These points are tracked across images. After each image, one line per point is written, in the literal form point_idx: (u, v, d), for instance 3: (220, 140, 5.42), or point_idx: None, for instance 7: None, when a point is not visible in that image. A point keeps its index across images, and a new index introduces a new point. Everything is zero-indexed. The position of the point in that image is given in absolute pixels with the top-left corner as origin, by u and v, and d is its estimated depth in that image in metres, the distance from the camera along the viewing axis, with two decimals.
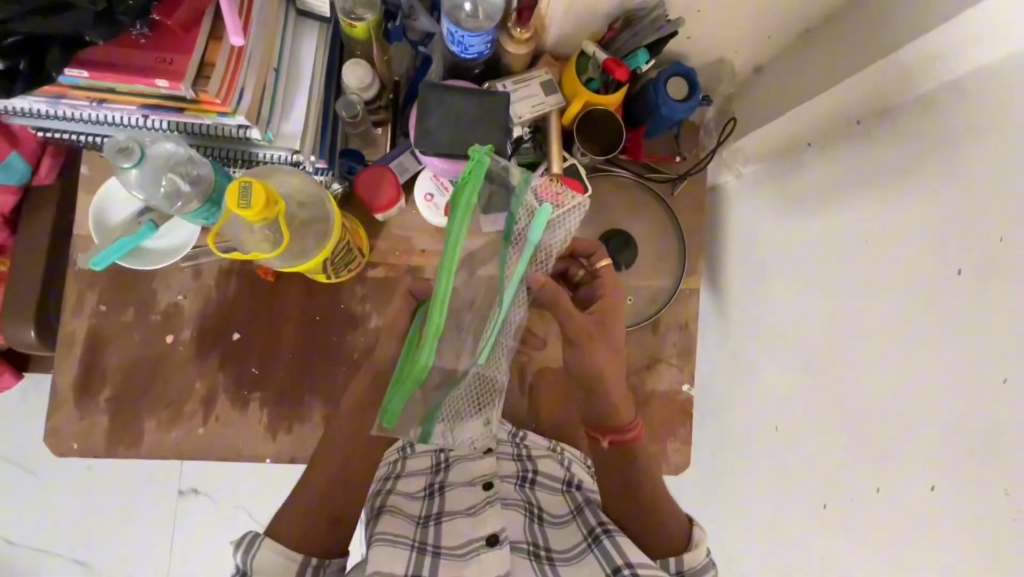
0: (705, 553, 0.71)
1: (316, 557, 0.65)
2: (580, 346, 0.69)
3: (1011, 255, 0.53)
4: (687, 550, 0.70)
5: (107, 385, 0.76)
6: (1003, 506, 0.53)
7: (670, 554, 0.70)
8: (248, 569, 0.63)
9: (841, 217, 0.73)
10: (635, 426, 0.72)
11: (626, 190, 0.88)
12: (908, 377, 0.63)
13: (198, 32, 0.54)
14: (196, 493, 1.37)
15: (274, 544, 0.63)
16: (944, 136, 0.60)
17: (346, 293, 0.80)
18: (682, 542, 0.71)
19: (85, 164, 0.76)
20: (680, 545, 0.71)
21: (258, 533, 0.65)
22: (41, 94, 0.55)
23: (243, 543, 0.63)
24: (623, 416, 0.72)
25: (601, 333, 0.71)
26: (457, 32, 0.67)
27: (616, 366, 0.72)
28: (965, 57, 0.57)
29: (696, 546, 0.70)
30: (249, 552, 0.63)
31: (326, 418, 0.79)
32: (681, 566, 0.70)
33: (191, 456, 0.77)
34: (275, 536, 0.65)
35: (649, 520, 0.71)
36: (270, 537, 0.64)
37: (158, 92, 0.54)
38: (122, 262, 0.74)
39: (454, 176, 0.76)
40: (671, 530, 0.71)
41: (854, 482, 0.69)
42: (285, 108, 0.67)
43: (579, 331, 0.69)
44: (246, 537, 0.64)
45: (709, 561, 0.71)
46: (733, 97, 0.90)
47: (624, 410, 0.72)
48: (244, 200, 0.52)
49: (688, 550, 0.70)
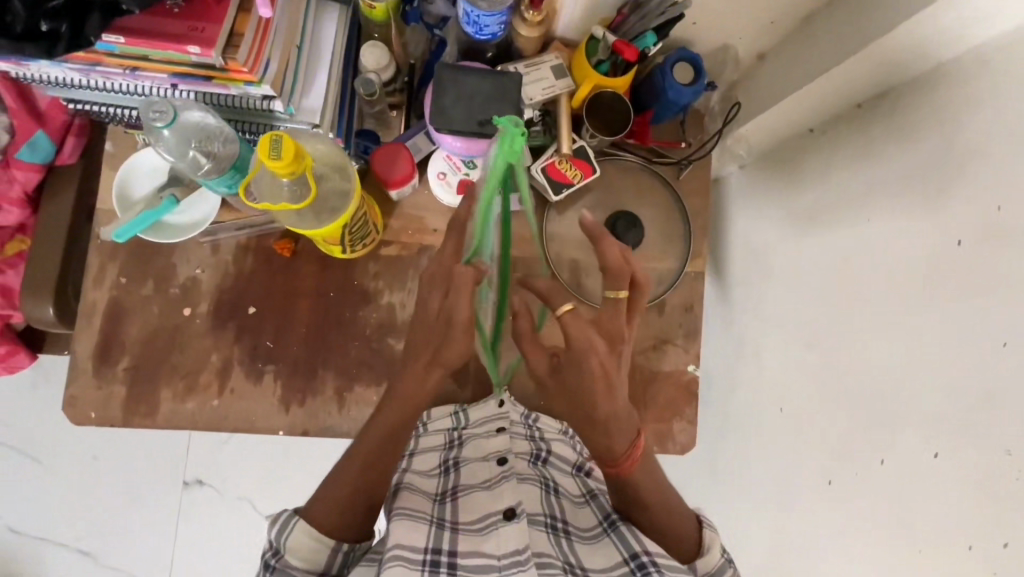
0: (720, 553, 0.69)
1: (347, 544, 0.65)
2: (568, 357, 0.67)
3: (1009, 222, 0.55)
4: (700, 556, 0.68)
5: (126, 355, 0.78)
6: (1006, 468, 0.54)
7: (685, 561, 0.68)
8: (282, 548, 0.63)
9: (844, 197, 0.75)
10: (628, 457, 0.66)
11: (632, 173, 0.91)
12: (911, 346, 0.64)
13: (227, 4, 0.57)
14: (201, 485, 1.37)
15: (308, 526, 0.63)
16: (945, 111, 0.62)
17: (360, 270, 0.82)
18: (694, 546, 0.68)
19: (110, 142, 0.79)
20: (694, 549, 0.68)
21: (293, 513, 0.65)
22: (78, 61, 0.58)
23: (278, 521, 0.64)
24: (614, 442, 0.66)
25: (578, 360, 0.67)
26: (473, 11, 0.70)
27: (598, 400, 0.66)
28: (964, 35, 0.59)
29: (709, 551, 0.68)
30: (284, 532, 0.63)
31: (338, 392, 0.80)
32: (696, 570, 0.68)
33: (205, 427, 0.79)
34: (310, 517, 0.64)
35: (665, 522, 0.67)
36: (304, 519, 0.64)
37: (189, 59, 0.58)
38: (144, 234, 0.77)
39: (466, 156, 0.78)
40: (686, 536, 0.68)
41: (858, 454, 0.70)
42: (306, 84, 0.70)
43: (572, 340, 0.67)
44: (282, 516, 0.64)
45: (726, 562, 0.69)
46: (738, 84, 0.92)
47: (614, 441, 0.66)
48: (275, 152, 0.55)
49: (702, 555, 0.68)
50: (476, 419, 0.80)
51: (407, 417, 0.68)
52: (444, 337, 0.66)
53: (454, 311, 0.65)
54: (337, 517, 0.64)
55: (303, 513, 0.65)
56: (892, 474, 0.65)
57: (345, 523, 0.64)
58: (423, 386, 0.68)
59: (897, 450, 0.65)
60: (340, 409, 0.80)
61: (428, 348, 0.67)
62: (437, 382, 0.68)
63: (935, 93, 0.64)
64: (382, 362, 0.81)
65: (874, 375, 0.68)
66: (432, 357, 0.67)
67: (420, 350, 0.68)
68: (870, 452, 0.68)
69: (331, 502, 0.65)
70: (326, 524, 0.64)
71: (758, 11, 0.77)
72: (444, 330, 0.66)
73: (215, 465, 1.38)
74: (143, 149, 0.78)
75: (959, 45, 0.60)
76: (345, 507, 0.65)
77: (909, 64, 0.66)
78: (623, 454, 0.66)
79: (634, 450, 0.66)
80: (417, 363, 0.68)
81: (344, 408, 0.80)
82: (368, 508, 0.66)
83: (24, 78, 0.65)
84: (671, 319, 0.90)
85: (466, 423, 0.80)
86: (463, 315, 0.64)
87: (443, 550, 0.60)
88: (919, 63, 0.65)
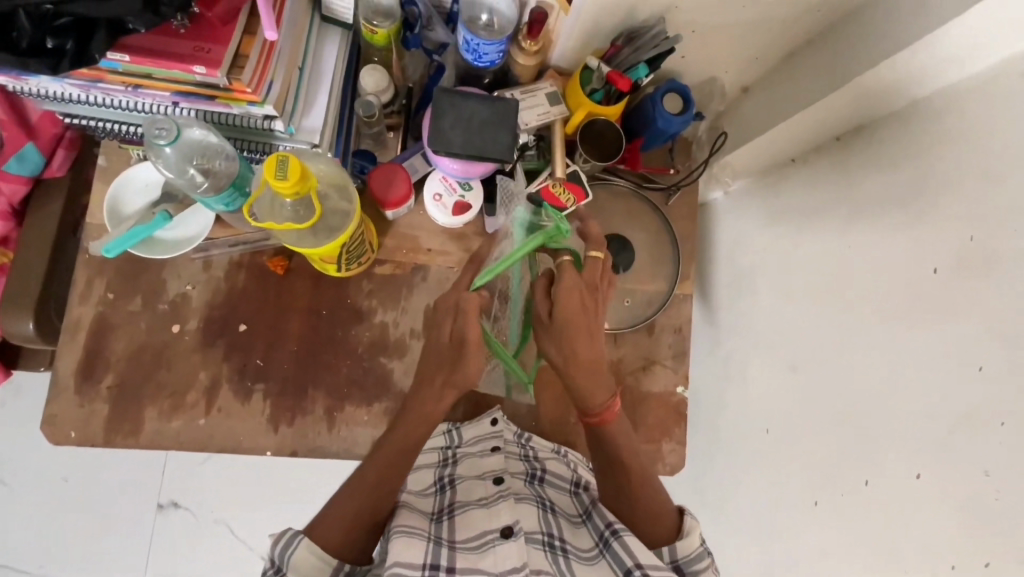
0: (699, 541, 0.69)
1: (349, 563, 0.64)
2: (562, 327, 0.68)
3: (982, 251, 0.58)
4: (681, 538, 0.68)
5: (109, 373, 0.77)
6: (985, 488, 0.56)
7: (659, 548, 0.69)
8: (285, 566, 0.62)
9: (819, 225, 0.79)
10: (608, 409, 0.71)
11: (622, 199, 0.94)
12: (894, 369, 0.66)
13: (234, 25, 0.58)
14: (176, 507, 1.33)
15: (312, 543, 0.62)
16: (921, 144, 0.66)
17: (353, 287, 0.82)
18: (673, 531, 0.69)
19: (103, 156, 0.78)
20: (669, 534, 0.69)
21: (297, 531, 0.63)
22: (80, 76, 0.58)
23: (282, 539, 0.62)
24: (593, 395, 0.70)
25: (584, 313, 0.69)
26: (473, 40, 0.73)
27: (595, 367, 0.70)
28: (937, 73, 0.63)
29: (689, 537, 0.68)
30: (287, 550, 0.61)
31: (328, 411, 0.79)
32: (675, 554, 0.68)
33: (190, 447, 0.77)
34: (313, 534, 0.64)
35: (643, 518, 0.69)
36: (308, 537, 0.63)
37: (193, 78, 0.58)
38: (135, 248, 0.76)
39: (463, 177, 0.79)
40: (663, 519, 0.69)
41: (843, 474, 0.72)
42: (306, 105, 0.71)
43: (573, 319, 0.68)
44: (285, 534, 0.62)
45: (705, 550, 0.69)
46: (723, 115, 0.96)
47: (593, 392, 0.70)
48: (280, 172, 0.55)
49: (679, 539, 0.68)
50: (469, 438, 0.80)
51: (404, 435, 0.68)
52: (456, 361, 0.67)
53: (465, 332, 0.67)
54: (341, 534, 0.64)
55: (309, 532, 0.64)
56: (877, 496, 0.67)
57: (350, 542, 0.64)
58: (422, 406, 0.68)
59: (880, 472, 0.67)
60: (330, 428, 0.79)
61: (442, 370, 0.68)
62: (434, 404, 0.69)
63: (912, 125, 0.67)
64: (373, 381, 0.81)
65: (857, 396, 0.70)
66: (449, 377, 0.68)
67: (432, 373, 0.69)
68: (855, 473, 0.70)
69: (339, 515, 0.65)
70: (329, 540, 0.63)
71: (743, 47, 0.81)
72: (451, 352, 0.67)
73: (192, 487, 1.33)
74: (138, 164, 0.78)
75: (929, 83, 0.64)
76: (349, 523, 0.64)
77: (887, 99, 0.70)
78: (600, 405, 0.70)
79: (613, 402, 0.71)
80: (422, 383, 0.69)
81: (334, 428, 0.79)
82: (372, 529, 0.65)
83: (21, 92, 0.64)
84: (660, 340, 0.91)
85: (460, 441, 0.80)
86: (474, 336, 0.66)
87: (441, 566, 0.59)
88: (894, 99, 0.69)
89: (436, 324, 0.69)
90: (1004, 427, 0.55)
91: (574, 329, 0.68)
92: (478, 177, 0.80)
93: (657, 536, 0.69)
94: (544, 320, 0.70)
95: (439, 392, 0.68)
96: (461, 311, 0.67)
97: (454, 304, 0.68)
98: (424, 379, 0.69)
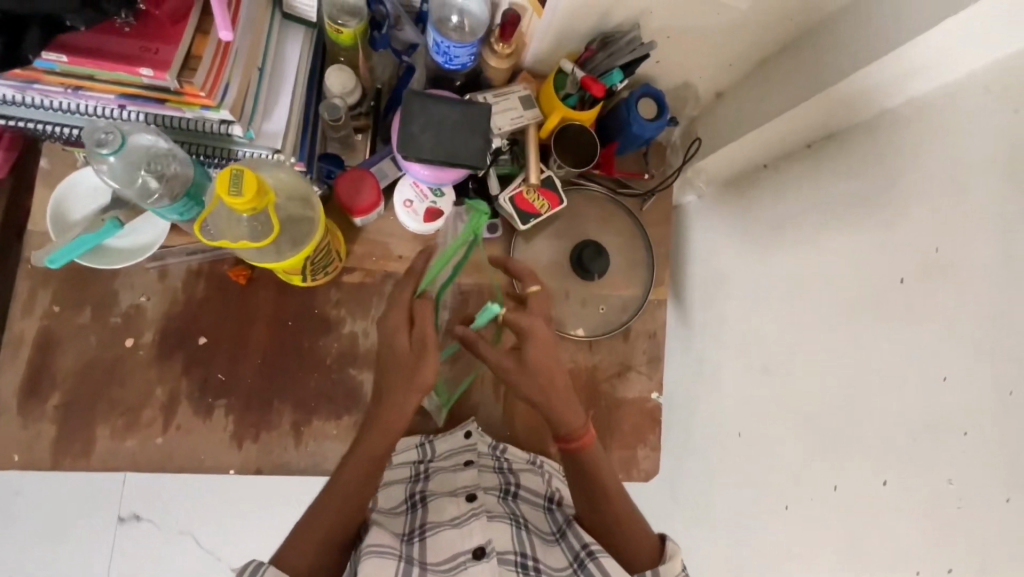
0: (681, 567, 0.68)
1: None
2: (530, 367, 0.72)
3: (943, 264, 0.59)
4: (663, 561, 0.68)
5: (57, 391, 0.72)
6: (948, 496, 0.58)
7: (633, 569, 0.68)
8: None
9: (791, 232, 0.80)
10: (586, 430, 0.72)
11: (597, 204, 0.93)
12: (861, 377, 0.67)
13: (185, 24, 0.54)
14: (139, 520, 1.27)
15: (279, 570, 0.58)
16: (894, 152, 0.66)
17: (320, 296, 0.79)
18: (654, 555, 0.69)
19: (45, 158, 0.73)
20: (653, 554, 0.69)
21: (261, 561, 0.58)
22: (13, 77, 0.54)
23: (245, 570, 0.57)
24: (565, 422, 0.72)
25: (549, 346, 0.73)
26: (443, 42, 0.71)
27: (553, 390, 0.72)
28: (902, 86, 0.64)
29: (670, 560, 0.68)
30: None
31: (295, 426, 0.76)
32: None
33: (146, 468, 0.73)
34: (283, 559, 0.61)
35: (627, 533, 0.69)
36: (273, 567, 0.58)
37: (140, 80, 0.54)
38: (82, 259, 0.71)
39: (434, 184, 0.77)
40: (644, 541, 0.69)
41: (813, 480, 0.73)
42: (266, 108, 0.67)
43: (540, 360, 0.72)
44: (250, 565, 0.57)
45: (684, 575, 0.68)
46: (697, 120, 0.96)
47: (570, 415, 0.72)
48: (234, 187, 0.52)
49: (661, 563, 0.68)
50: (442, 451, 0.78)
51: (385, 446, 0.67)
52: (414, 369, 0.69)
53: (424, 337, 0.70)
54: (312, 556, 0.62)
55: (275, 561, 0.62)
56: (844, 501, 0.68)
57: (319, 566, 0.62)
58: (400, 412, 0.68)
59: (848, 478, 0.68)
60: (297, 443, 0.76)
61: (402, 369, 0.69)
62: (405, 409, 0.68)
63: (876, 137, 0.68)
64: (342, 393, 0.78)
65: (827, 404, 0.71)
66: (409, 383, 0.68)
67: (394, 382, 0.69)
68: (824, 478, 0.71)
69: (309, 539, 0.62)
70: (299, 565, 0.61)
71: (717, 53, 0.81)
72: (416, 359, 0.69)
73: (157, 498, 1.28)
74: (84, 166, 0.73)
75: (899, 94, 0.65)
76: (319, 545, 0.62)
77: (854, 109, 0.70)
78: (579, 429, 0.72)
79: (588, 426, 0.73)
80: (391, 397, 0.68)
81: (302, 443, 0.76)
82: (344, 550, 0.64)
83: None
84: (634, 346, 0.91)
85: (433, 455, 0.78)
86: (434, 337, 0.70)
87: None
88: (863, 110, 0.69)
89: (387, 336, 0.71)
90: (967, 437, 0.56)
91: (544, 376, 0.72)
92: (450, 183, 0.77)
93: (641, 558, 0.69)
94: (514, 365, 0.73)
95: (410, 403, 0.68)
96: (415, 318, 0.72)
97: (405, 316, 0.71)
98: (391, 390, 0.69)
